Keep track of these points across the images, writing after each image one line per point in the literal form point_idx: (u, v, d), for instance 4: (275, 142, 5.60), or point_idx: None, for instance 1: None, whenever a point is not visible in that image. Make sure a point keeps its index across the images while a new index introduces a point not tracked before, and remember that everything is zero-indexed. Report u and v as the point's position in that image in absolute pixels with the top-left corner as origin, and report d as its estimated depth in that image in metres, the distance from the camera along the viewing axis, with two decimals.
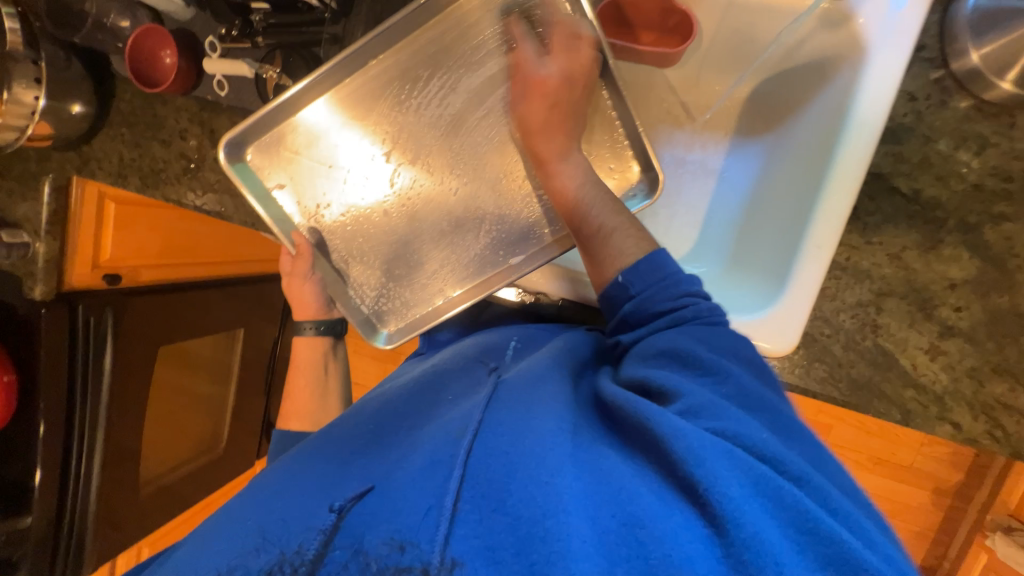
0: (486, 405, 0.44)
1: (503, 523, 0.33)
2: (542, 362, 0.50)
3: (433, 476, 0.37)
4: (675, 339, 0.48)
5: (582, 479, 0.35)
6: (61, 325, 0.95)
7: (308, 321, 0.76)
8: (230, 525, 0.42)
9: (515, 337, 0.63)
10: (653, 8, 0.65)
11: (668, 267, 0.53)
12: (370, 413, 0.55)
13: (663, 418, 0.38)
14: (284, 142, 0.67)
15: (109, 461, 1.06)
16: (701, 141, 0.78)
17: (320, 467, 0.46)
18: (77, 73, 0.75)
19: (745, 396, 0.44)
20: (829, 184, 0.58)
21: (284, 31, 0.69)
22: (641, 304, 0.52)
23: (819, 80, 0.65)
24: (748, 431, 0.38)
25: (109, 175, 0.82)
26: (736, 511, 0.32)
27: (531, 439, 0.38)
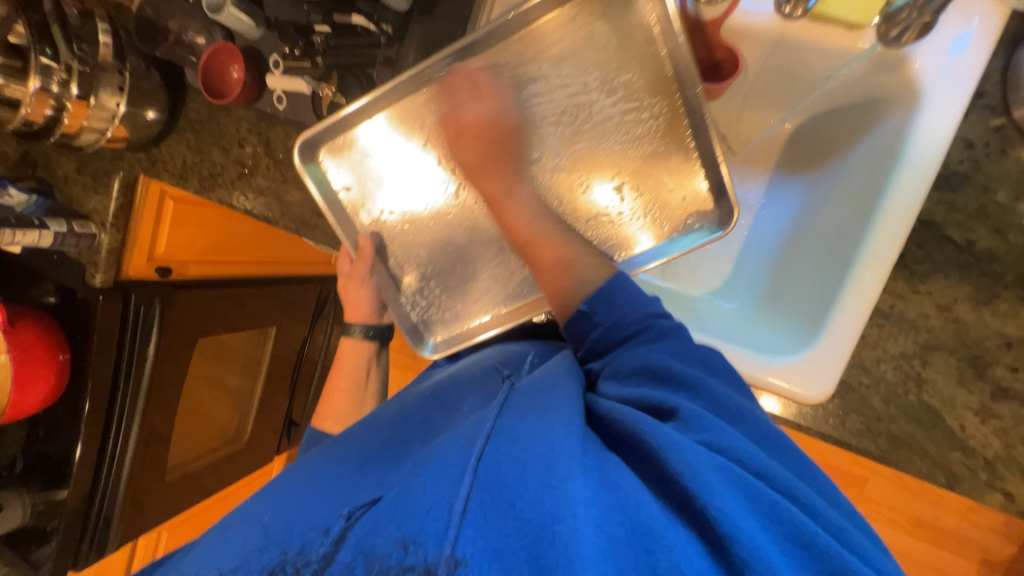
0: (499, 412, 0.44)
1: (512, 527, 0.33)
2: (556, 370, 0.51)
3: (444, 477, 0.37)
4: (646, 357, 0.49)
5: (591, 484, 0.35)
6: (114, 312, 1.01)
7: (358, 324, 0.79)
8: (246, 524, 0.44)
9: (534, 351, 0.64)
10: (699, 44, 0.65)
11: (628, 291, 0.55)
12: (389, 419, 0.56)
13: (659, 431, 0.39)
14: (351, 145, 0.70)
15: (142, 443, 1.12)
16: (740, 176, 0.77)
17: (342, 469, 0.48)
18: (155, 83, 0.82)
19: (718, 406, 0.46)
20: (876, 227, 0.56)
21: (342, 52, 0.74)
22: (604, 332, 0.55)
23: (867, 117, 0.63)
24: (731, 443, 0.40)
25: (171, 176, 0.89)
26: (734, 526, 0.33)
27: (540, 445, 0.38)
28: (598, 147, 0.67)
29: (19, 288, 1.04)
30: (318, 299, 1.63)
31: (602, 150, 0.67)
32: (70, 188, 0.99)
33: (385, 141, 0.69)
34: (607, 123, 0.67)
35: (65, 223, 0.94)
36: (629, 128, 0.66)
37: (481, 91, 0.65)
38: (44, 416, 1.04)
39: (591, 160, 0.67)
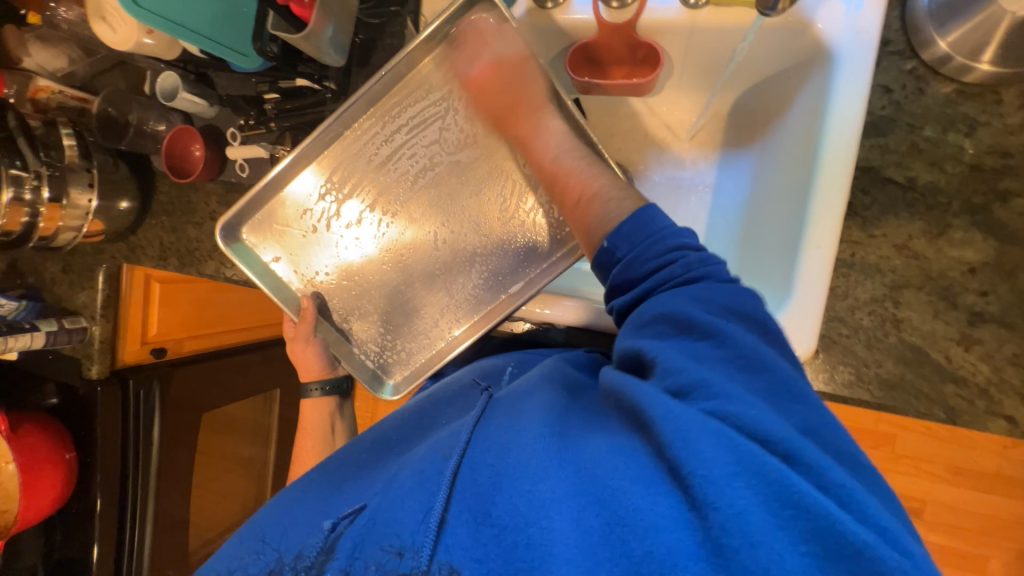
0: (476, 422, 0.45)
1: (489, 533, 0.35)
2: (540, 372, 0.51)
3: (422, 491, 0.40)
4: (670, 301, 0.43)
5: (567, 480, 0.36)
6: (114, 401, 1.02)
7: (314, 382, 0.79)
8: (258, 536, 0.48)
9: (512, 362, 0.64)
10: (619, 47, 0.69)
11: (658, 222, 0.46)
12: (377, 437, 0.56)
13: (654, 399, 0.36)
14: (271, 219, 0.73)
15: (159, 529, 1.11)
16: (689, 159, 0.81)
17: (323, 489, 0.50)
18: (123, 174, 0.86)
19: (747, 356, 0.39)
20: (818, 183, 0.58)
21: (293, 114, 0.78)
22: (628, 272, 0.46)
23: (795, 81, 0.66)
24: (741, 406, 0.35)
25: (152, 258, 0.92)
26: (718, 496, 0.31)
27: (513, 449, 0.39)
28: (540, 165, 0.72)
29: (19, 394, 1.06)
30: None
31: None
32: (57, 288, 1.02)
33: (294, 205, 0.73)
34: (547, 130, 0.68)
35: (55, 321, 0.96)
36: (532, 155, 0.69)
37: (362, 140, 0.71)
38: (59, 518, 1.04)
39: None
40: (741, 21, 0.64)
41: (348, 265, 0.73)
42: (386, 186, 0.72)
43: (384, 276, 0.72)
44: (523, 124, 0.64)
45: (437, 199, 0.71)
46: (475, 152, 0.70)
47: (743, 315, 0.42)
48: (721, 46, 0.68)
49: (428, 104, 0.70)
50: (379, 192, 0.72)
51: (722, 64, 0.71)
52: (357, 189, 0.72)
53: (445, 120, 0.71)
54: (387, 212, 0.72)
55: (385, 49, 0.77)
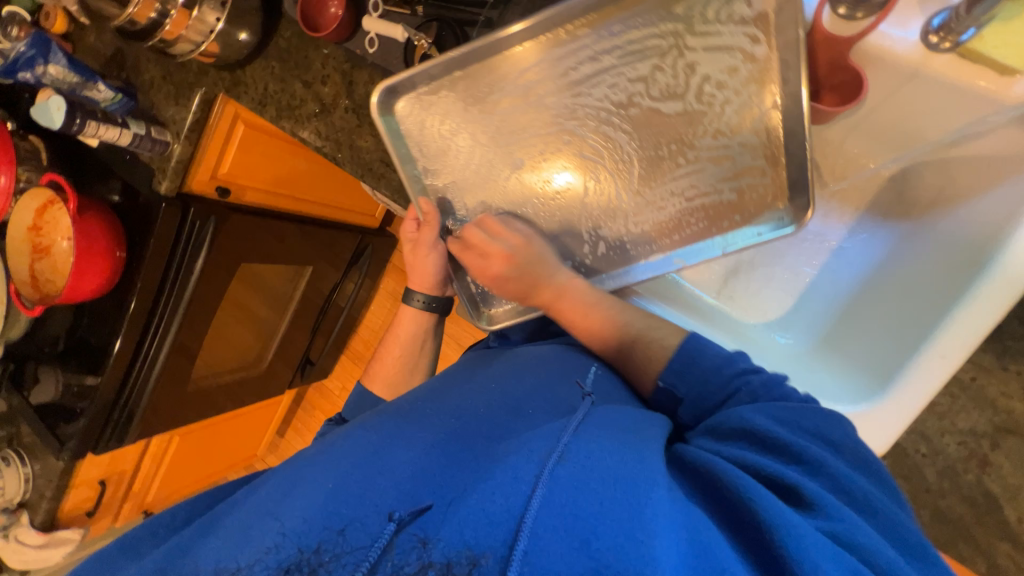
0: (574, 431, 0.46)
1: (585, 565, 0.35)
2: (631, 413, 0.54)
3: (513, 491, 0.40)
4: (745, 417, 0.49)
5: (676, 544, 0.36)
6: (173, 221, 1.06)
7: (421, 295, 0.84)
8: (314, 481, 0.48)
9: (598, 362, 0.65)
10: (821, 64, 0.59)
11: (697, 356, 0.59)
12: (452, 405, 0.58)
13: (769, 507, 0.39)
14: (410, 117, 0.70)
15: (174, 351, 1.17)
16: (826, 211, 0.73)
17: (393, 444, 0.51)
18: (253, 5, 0.82)
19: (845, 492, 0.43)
20: (970, 300, 0.53)
21: (444, 6, 0.73)
22: (695, 404, 0.58)
23: (981, 184, 0.59)
24: (863, 539, 0.38)
25: (252, 100, 0.90)
26: None
27: (618, 489, 0.40)
28: (668, 160, 0.67)
29: (89, 178, 1.09)
30: (356, 246, 1.64)
31: (670, 162, 0.67)
32: (154, 95, 1.02)
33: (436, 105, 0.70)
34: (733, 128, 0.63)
35: (144, 125, 0.97)
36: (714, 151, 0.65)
37: (536, 65, 0.67)
38: (94, 305, 1.11)
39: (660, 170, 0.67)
40: (980, 88, 0.55)
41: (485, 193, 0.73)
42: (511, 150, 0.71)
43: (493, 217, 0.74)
44: (549, 291, 0.67)
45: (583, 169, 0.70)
46: (679, 108, 0.65)
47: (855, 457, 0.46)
48: (937, 105, 0.58)
49: (654, 33, 0.63)
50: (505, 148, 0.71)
51: (934, 131, 0.61)
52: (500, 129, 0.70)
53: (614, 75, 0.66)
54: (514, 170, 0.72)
55: None
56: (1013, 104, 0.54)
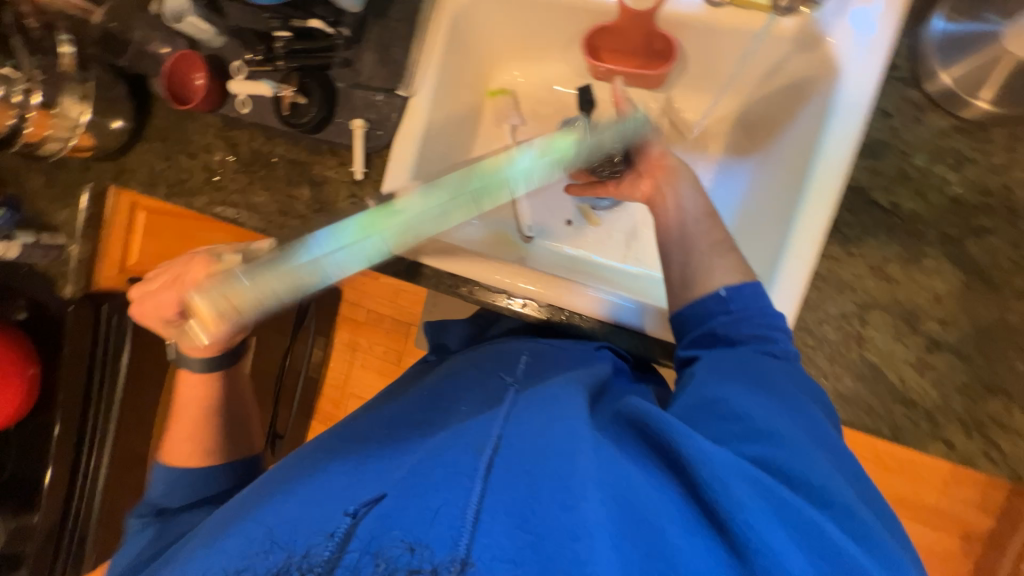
0: (504, 421, 0.50)
1: (525, 539, 0.38)
2: (563, 382, 0.57)
3: (453, 485, 0.43)
4: (752, 363, 0.52)
5: (607, 504, 0.40)
6: (85, 321, 1.02)
7: (194, 358, 0.69)
8: (247, 524, 0.47)
9: (526, 351, 0.71)
10: (636, 36, 0.70)
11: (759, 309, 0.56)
12: (387, 422, 0.61)
13: (694, 444, 0.43)
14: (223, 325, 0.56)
15: (117, 462, 1.09)
16: (693, 157, 0.79)
17: (338, 466, 0.53)
18: (120, 93, 0.83)
19: (819, 438, 0.48)
20: (807, 199, 0.58)
21: (302, 56, 0.77)
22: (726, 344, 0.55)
23: (801, 98, 0.65)
24: (801, 465, 0.44)
25: (140, 183, 0.89)
26: (757, 540, 0.38)
27: (554, 465, 0.43)
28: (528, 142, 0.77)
29: None
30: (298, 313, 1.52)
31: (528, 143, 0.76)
32: (40, 202, 0.99)
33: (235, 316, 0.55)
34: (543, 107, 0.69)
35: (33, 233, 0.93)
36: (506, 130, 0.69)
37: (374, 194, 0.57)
38: (17, 432, 1.04)
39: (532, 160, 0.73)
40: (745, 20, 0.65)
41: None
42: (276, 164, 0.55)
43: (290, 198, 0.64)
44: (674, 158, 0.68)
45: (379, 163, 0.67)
46: None
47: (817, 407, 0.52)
48: (725, 45, 0.69)
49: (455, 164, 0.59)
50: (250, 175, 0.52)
51: (729, 64, 0.71)
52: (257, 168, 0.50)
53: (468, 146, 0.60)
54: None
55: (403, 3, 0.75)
56: (763, 25, 0.64)
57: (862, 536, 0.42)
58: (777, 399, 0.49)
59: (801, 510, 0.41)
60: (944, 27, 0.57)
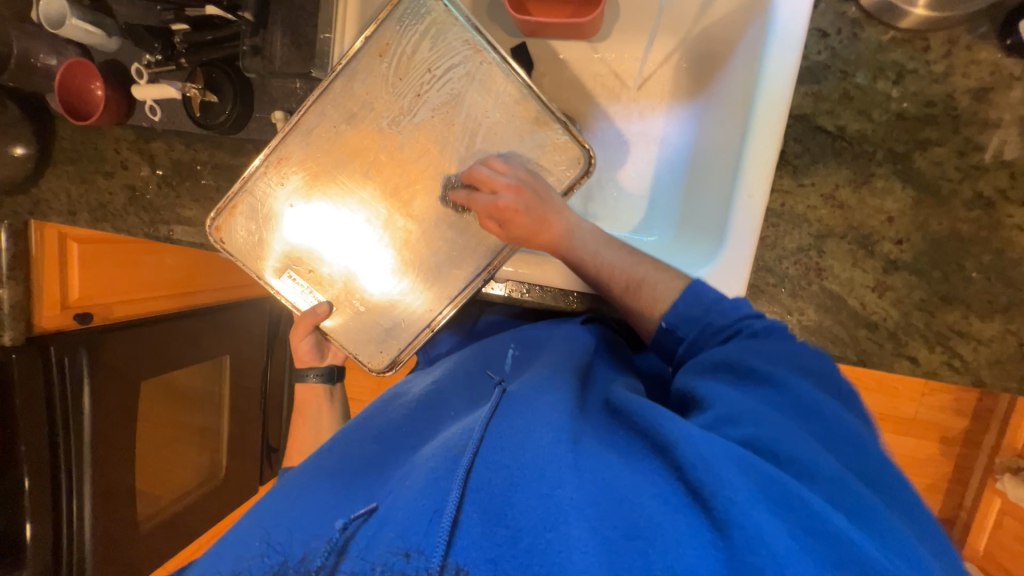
0: (487, 421, 0.46)
1: (502, 536, 0.35)
2: (541, 372, 0.53)
3: (433, 489, 0.39)
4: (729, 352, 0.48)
5: (582, 487, 0.36)
6: (33, 369, 0.93)
7: (310, 369, 0.74)
8: (230, 539, 0.46)
9: (513, 343, 0.67)
10: None
11: (709, 296, 0.52)
12: (373, 432, 0.58)
13: (671, 425, 0.39)
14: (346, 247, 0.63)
15: (100, 502, 1.05)
16: (638, 110, 0.76)
17: (327, 480, 0.50)
18: (13, 116, 0.76)
19: (803, 407, 0.43)
20: (753, 129, 0.56)
21: (205, 50, 0.71)
22: (694, 339, 0.52)
23: (736, 25, 0.62)
24: (794, 444, 0.39)
25: (59, 214, 0.82)
26: (740, 515, 0.32)
27: (533, 455, 0.39)
28: (438, 100, 0.60)
29: None
30: (270, 323, 1.54)
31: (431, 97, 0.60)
32: None
33: (318, 213, 0.62)
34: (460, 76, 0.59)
35: None
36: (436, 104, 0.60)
37: (346, 170, 0.61)
38: None
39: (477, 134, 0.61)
40: None
41: (252, 224, 0.62)
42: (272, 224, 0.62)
43: (250, 207, 0.62)
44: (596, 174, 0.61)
45: (318, 159, 0.61)
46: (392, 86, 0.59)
47: (808, 374, 0.46)
48: None
49: (422, 145, 0.61)
50: (271, 265, 0.63)
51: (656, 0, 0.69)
52: (301, 292, 0.64)
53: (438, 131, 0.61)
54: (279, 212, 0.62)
55: None
56: None
57: (864, 519, 0.35)
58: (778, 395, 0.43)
59: (778, 479, 0.35)
60: None
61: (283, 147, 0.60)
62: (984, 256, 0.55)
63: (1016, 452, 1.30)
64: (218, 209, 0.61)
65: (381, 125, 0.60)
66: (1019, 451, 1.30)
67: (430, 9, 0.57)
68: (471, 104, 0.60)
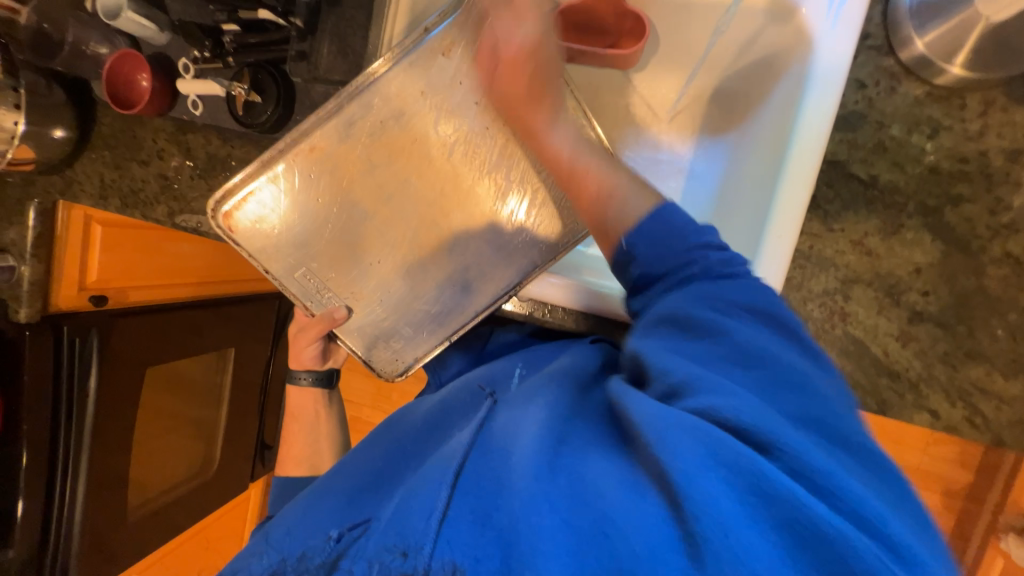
0: (479, 427, 0.46)
1: (488, 538, 0.35)
2: (541, 379, 0.52)
3: (424, 490, 0.39)
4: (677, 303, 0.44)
5: (552, 481, 0.36)
6: (44, 348, 0.93)
7: (303, 372, 0.74)
8: (247, 557, 0.48)
9: (520, 363, 0.65)
10: (608, 14, 0.67)
11: (679, 222, 0.48)
12: (382, 446, 0.58)
13: (643, 408, 0.38)
14: (378, 254, 0.64)
15: (93, 487, 1.04)
16: (666, 142, 0.76)
17: (334, 498, 0.52)
18: (58, 99, 0.78)
19: (763, 361, 0.39)
20: (787, 171, 0.57)
21: (253, 52, 0.72)
22: (650, 272, 0.48)
23: (774, 70, 0.64)
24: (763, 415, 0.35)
25: (90, 197, 0.84)
26: (700, 499, 0.32)
27: (514, 453, 0.39)
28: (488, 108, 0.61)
29: None
30: (279, 313, 1.55)
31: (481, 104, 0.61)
32: None
33: (346, 210, 0.63)
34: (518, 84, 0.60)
35: None
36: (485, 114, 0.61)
37: (388, 178, 0.63)
38: None
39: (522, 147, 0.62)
40: None
41: (264, 212, 0.62)
42: (293, 219, 0.63)
43: (268, 196, 0.62)
44: None
45: (353, 156, 0.62)
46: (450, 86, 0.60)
47: (763, 317, 0.43)
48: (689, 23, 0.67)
49: (468, 158, 0.62)
50: (289, 260, 0.63)
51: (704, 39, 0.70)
52: (317, 291, 0.64)
53: (485, 140, 0.62)
54: (310, 209, 0.62)
55: None
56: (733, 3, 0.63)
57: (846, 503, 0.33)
58: (735, 354, 0.40)
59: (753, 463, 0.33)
60: None
61: (316, 134, 0.60)
62: (1011, 315, 0.55)
63: (1017, 511, 1.26)
64: (224, 191, 0.61)
65: (433, 131, 0.61)
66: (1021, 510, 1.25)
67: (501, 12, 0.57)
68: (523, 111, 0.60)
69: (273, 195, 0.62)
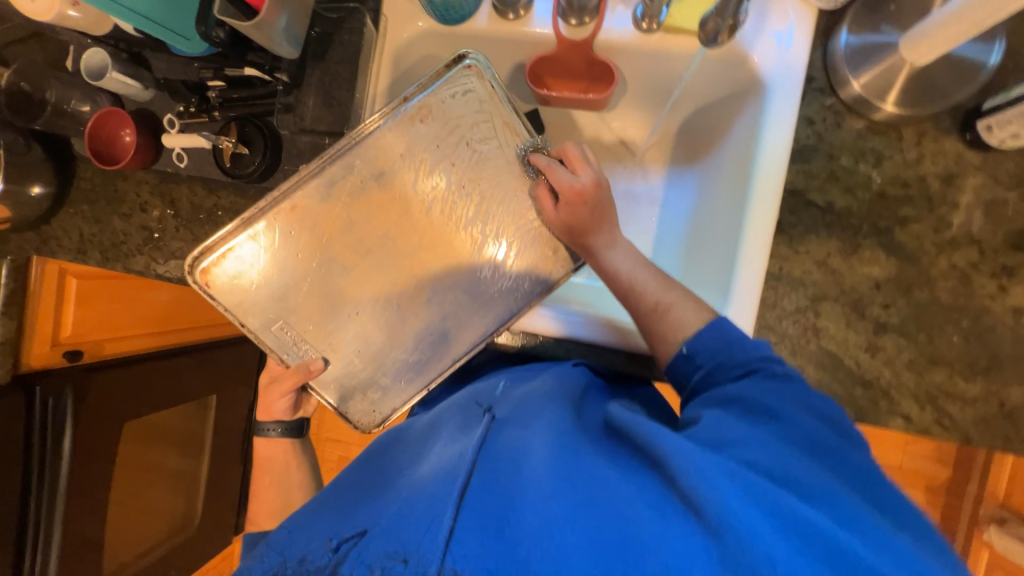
0: (483, 443, 0.46)
1: (499, 546, 0.34)
2: (536, 399, 0.54)
3: (432, 504, 0.39)
4: (740, 390, 0.49)
5: (571, 501, 0.37)
6: (16, 410, 0.88)
7: (272, 423, 0.73)
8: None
9: (504, 378, 0.66)
10: (579, 62, 0.71)
11: (735, 335, 0.53)
12: (374, 469, 0.57)
13: (664, 440, 0.41)
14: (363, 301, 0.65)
15: (67, 555, 0.97)
16: (642, 173, 0.82)
17: (330, 513, 0.50)
18: (37, 157, 0.77)
19: (806, 438, 0.44)
20: (751, 200, 0.61)
21: (239, 106, 0.74)
22: (710, 374, 0.52)
23: (733, 108, 0.69)
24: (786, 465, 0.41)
25: (68, 252, 0.82)
26: (728, 518, 0.34)
27: (529, 473, 0.40)
28: (464, 158, 0.63)
29: None
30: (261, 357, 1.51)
31: (460, 154, 0.63)
32: None
33: (322, 261, 0.63)
34: (490, 140, 0.63)
35: None
36: (461, 169, 0.63)
37: (377, 224, 0.64)
38: None
39: (497, 194, 0.64)
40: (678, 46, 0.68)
41: (242, 265, 0.62)
42: (271, 272, 0.63)
43: (247, 253, 0.62)
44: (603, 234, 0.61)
45: (333, 214, 0.63)
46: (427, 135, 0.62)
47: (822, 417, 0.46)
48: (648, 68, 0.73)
49: (452, 204, 0.64)
50: (262, 314, 0.64)
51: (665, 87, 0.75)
52: (293, 344, 0.65)
53: (462, 191, 0.64)
54: (298, 255, 0.63)
55: (341, 45, 0.71)
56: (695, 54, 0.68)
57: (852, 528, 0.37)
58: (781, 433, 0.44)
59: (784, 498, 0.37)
60: (847, 39, 0.61)
61: (296, 195, 0.61)
62: (963, 321, 0.61)
63: (998, 502, 1.34)
64: (206, 249, 0.61)
65: (410, 186, 0.63)
66: (1000, 501, 1.34)
67: (469, 82, 0.61)
68: (492, 169, 0.64)
69: (245, 257, 0.62)
